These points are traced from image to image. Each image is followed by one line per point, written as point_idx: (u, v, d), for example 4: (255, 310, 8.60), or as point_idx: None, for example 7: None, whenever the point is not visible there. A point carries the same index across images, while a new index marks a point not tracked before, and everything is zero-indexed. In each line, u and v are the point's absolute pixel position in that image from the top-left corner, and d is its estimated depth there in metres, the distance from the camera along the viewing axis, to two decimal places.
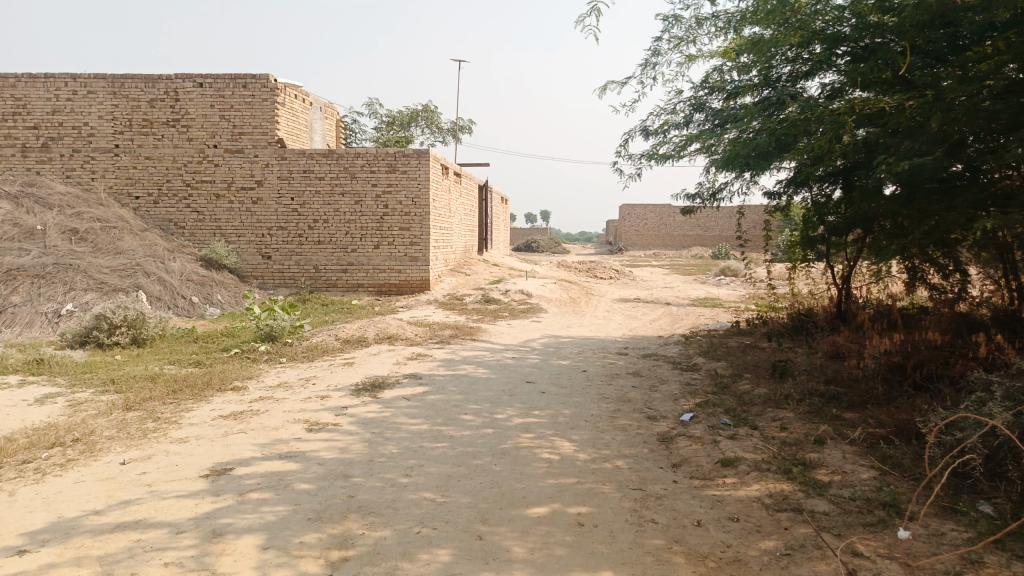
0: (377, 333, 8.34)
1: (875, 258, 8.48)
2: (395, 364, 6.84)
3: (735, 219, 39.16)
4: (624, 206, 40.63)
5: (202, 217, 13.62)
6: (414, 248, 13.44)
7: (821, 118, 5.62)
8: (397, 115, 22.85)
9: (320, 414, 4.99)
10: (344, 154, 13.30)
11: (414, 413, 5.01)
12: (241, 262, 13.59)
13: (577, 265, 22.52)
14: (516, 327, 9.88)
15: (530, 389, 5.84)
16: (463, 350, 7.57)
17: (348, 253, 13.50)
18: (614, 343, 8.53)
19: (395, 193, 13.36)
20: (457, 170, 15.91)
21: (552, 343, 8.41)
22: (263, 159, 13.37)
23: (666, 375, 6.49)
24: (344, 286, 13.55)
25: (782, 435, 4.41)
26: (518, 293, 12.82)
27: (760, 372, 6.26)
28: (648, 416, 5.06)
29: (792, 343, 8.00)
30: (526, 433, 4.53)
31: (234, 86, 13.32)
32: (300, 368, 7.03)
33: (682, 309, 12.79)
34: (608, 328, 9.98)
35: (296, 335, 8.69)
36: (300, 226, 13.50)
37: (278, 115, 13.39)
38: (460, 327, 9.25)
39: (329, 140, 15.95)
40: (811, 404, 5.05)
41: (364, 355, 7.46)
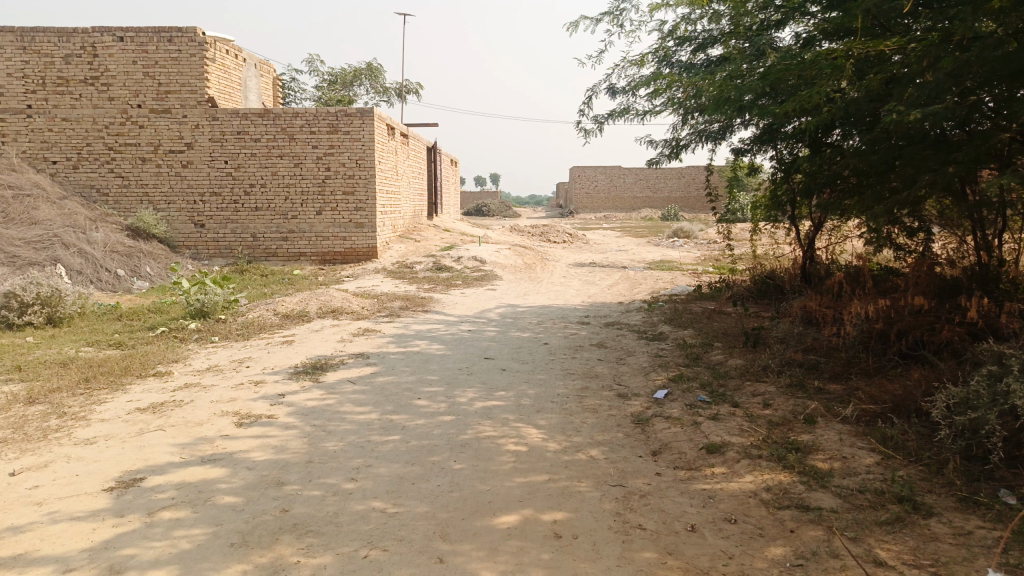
0: (321, 307, 7.72)
1: (840, 217, 8.20)
2: (341, 341, 6.27)
3: (683, 180, 39.16)
4: (574, 168, 40.17)
5: (127, 183, 12.61)
6: (359, 214, 12.72)
7: (808, 68, 5.14)
8: (339, 73, 21.75)
9: (253, 404, 4.41)
10: (281, 113, 12.41)
11: (360, 399, 4.47)
12: (171, 231, 12.67)
13: (530, 228, 22.05)
14: (470, 296, 9.38)
15: (490, 366, 5.35)
16: (415, 323, 7.03)
17: (288, 220, 12.71)
18: (575, 312, 8.09)
19: (338, 155, 12.56)
20: (405, 130, 15.13)
21: (509, 313, 7.94)
22: (192, 119, 12.39)
23: (633, 346, 6.08)
24: (285, 255, 12.79)
25: (768, 413, 4.02)
26: (470, 259, 12.27)
27: (733, 340, 5.90)
28: (620, 394, 4.64)
29: (760, 307, 7.68)
30: (487, 420, 4.05)
31: (157, 40, 12.23)
32: (234, 348, 6.40)
33: (640, 272, 12.45)
34: (566, 295, 9.56)
35: (231, 311, 8.01)
36: (236, 192, 12.62)
37: (208, 71, 12.39)
38: (411, 297, 8.70)
39: (265, 99, 14.95)
40: (792, 376, 4.69)
41: (306, 331, 6.85)
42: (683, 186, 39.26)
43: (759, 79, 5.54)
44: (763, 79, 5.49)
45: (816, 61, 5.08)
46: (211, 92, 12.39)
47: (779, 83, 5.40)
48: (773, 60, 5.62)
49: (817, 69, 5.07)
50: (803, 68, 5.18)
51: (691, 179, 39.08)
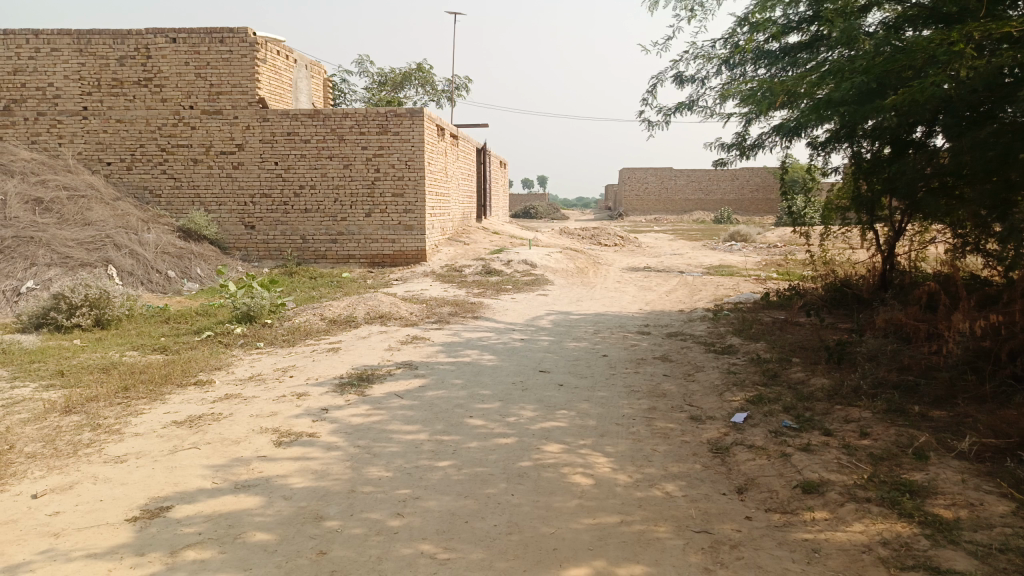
0: (368, 312, 7.43)
1: (925, 220, 7.53)
2: (388, 349, 5.95)
3: (737, 182, 38.14)
4: (624, 170, 39.50)
5: (179, 184, 12.61)
6: (408, 216, 12.46)
7: (927, 55, 4.56)
8: (390, 75, 21.65)
9: (294, 421, 4.09)
10: (331, 114, 12.25)
11: (408, 416, 4.12)
12: (222, 233, 12.62)
13: (580, 231, 21.58)
14: (521, 302, 9.00)
15: (547, 381, 4.94)
16: (466, 331, 6.67)
17: (337, 222, 12.54)
18: (634, 320, 7.63)
19: (388, 155, 12.34)
20: (455, 131, 14.87)
21: (563, 321, 7.53)
22: (244, 120, 12.33)
23: (701, 360, 5.61)
24: (334, 258, 12.61)
25: (868, 445, 3.53)
26: (521, 263, 11.90)
27: (814, 357, 5.37)
28: (692, 417, 4.18)
29: (838, 319, 7.07)
30: (548, 445, 3.64)
31: (210, 41, 12.21)
32: (278, 355, 6.14)
33: (698, 278, 11.89)
34: (623, 302, 9.09)
35: (276, 315, 7.78)
36: (285, 193, 12.51)
37: (259, 72, 12.31)
38: (460, 302, 8.35)
39: (317, 100, 14.88)
40: (889, 401, 4.17)
41: (352, 338, 6.55)
42: (736, 188, 38.24)
43: (855, 68, 5.04)
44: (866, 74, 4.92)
45: (923, 47, 4.56)
46: (263, 93, 12.31)
47: (885, 80, 4.85)
48: (871, 52, 5.09)
49: (932, 58, 4.53)
50: (914, 58, 4.66)
51: (745, 181, 38.02)
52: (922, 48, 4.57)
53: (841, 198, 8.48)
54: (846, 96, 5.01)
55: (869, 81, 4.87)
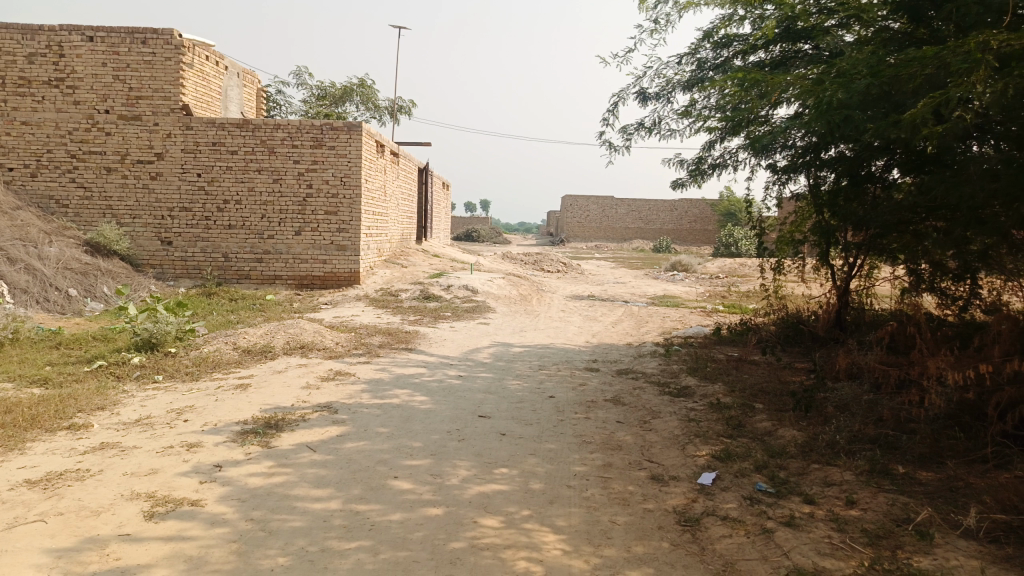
0: (288, 342, 6.66)
1: (883, 257, 7.22)
2: (306, 387, 5.23)
3: (677, 213, 38.53)
4: (567, 196, 39.45)
5: (88, 194, 11.54)
6: (341, 236, 11.70)
7: (940, 62, 3.89)
8: (329, 88, 20.90)
9: (175, 481, 3.34)
10: (261, 125, 11.45)
11: (321, 475, 3.44)
12: (135, 248, 11.59)
13: (523, 256, 21.10)
14: (460, 331, 8.37)
15: (487, 429, 4.32)
16: (396, 365, 5.99)
17: (263, 240, 11.67)
18: (581, 355, 7.09)
19: (321, 171, 11.58)
20: (395, 149, 14.21)
21: (505, 354, 6.94)
22: (164, 128, 11.41)
23: (656, 404, 5.09)
24: (258, 278, 11.72)
25: (858, 519, 3.03)
26: (461, 289, 11.28)
27: (780, 404, 4.91)
28: (653, 477, 3.63)
29: (795, 358, 6.70)
30: (485, 518, 3.01)
31: (130, 41, 11.28)
32: (178, 391, 5.34)
33: (645, 308, 11.48)
34: (568, 333, 8.57)
35: (185, 342, 6.93)
36: (207, 207, 11.59)
37: (183, 77, 11.43)
38: (393, 331, 7.66)
39: (248, 111, 14.02)
40: (872, 460, 3.70)
41: (266, 372, 5.80)
42: (675, 219, 38.57)
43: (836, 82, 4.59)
44: (868, 78, 4.35)
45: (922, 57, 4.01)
46: (186, 100, 11.43)
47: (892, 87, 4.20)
48: (870, 52, 4.57)
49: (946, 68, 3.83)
50: (923, 67, 3.98)
51: (684, 212, 38.45)
52: (933, 53, 3.90)
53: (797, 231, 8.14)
54: (851, 99, 4.44)
55: (877, 85, 4.28)
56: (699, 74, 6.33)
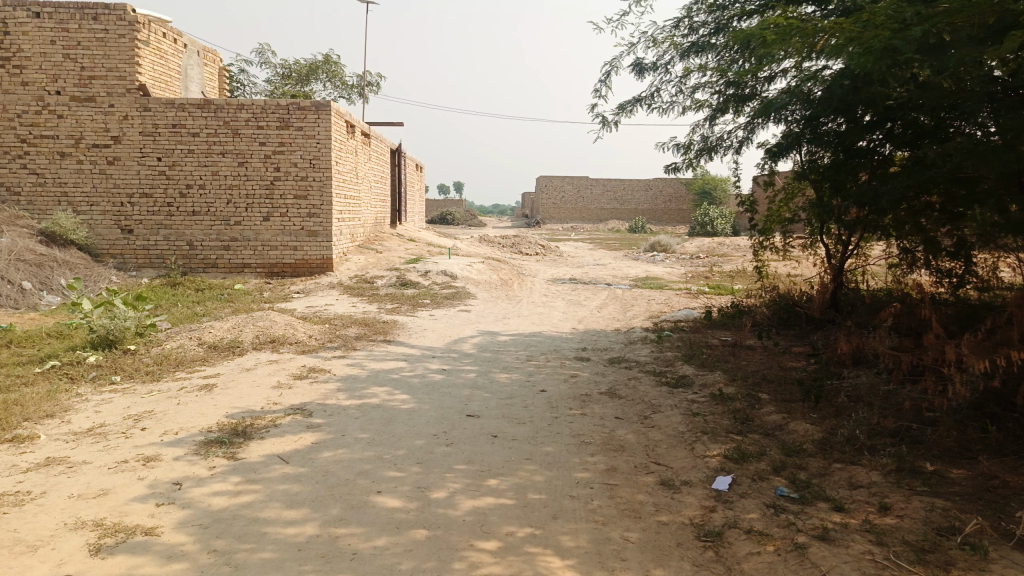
0: (257, 336, 6.23)
1: (877, 235, 6.97)
2: (277, 386, 4.82)
3: (652, 192, 38.33)
4: (541, 177, 38.99)
5: (41, 180, 10.90)
6: (312, 221, 11.22)
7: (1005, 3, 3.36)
8: (294, 66, 20.17)
9: (127, 506, 2.93)
10: (224, 105, 10.87)
11: (295, 492, 3.06)
12: (93, 237, 10.99)
13: (500, 239, 20.70)
14: (440, 319, 7.99)
15: (477, 430, 3.97)
16: (373, 359, 5.59)
17: (230, 226, 11.14)
18: (569, 343, 6.75)
19: (289, 153, 11.06)
20: (366, 130, 13.69)
21: (488, 343, 6.59)
22: (120, 109, 10.79)
23: (654, 397, 4.77)
24: (226, 267, 11.20)
25: (896, 528, 2.74)
26: (439, 274, 10.89)
27: (786, 394, 4.62)
28: (663, 482, 3.31)
29: (792, 343, 6.44)
30: (483, 540, 2.66)
31: (81, 18, 10.58)
32: (135, 395, 4.90)
33: (628, 291, 11.18)
34: (553, 319, 8.23)
35: (145, 338, 6.46)
36: (169, 193, 11.01)
37: (140, 55, 10.80)
38: (369, 321, 7.26)
39: (210, 91, 13.39)
40: (897, 458, 3.42)
41: (234, 370, 5.37)
42: (650, 198, 38.38)
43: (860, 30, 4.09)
44: (919, 24, 3.79)
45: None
46: (143, 79, 10.81)
47: (951, 37, 3.68)
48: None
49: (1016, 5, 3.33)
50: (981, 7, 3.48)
51: (658, 192, 38.27)
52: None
53: (788, 209, 7.83)
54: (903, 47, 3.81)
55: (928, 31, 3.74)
56: (692, 46, 6.08)
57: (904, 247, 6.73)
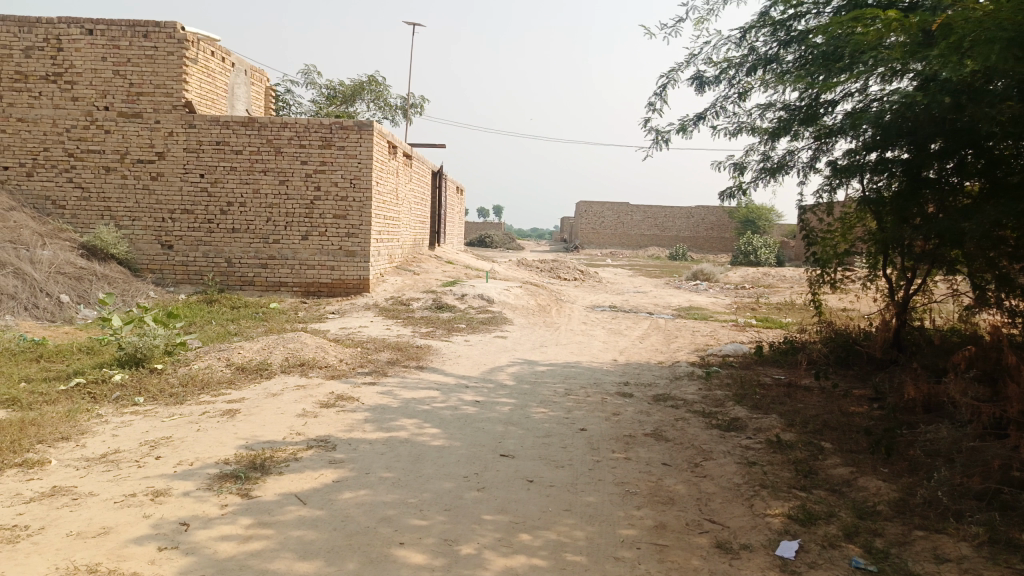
0: (286, 359, 6.01)
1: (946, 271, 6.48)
2: (301, 415, 4.56)
3: (693, 220, 37.75)
4: (581, 202, 38.73)
5: (86, 194, 10.99)
6: (350, 241, 11.07)
7: None
8: (339, 87, 20.33)
9: (127, 549, 2.67)
10: (266, 123, 10.86)
11: (309, 541, 2.76)
12: (134, 252, 11.01)
13: (539, 263, 20.42)
14: (475, 346, 7.70)
15: (511, 473, 3.64)
16: (404, 387, 5.31)
17: (268, 244, 11.05)
18: (611, 376, 6.39)
19: (330, 172, 10.97)
20: (408, 151, 13.58)
21: (526, 374, 6.26)
22: (166, 126, 10.84)
23: (705, 442, 4.38)
24: (263, 285, 11.10)
25: None
26: (476, 298, 10.62)
27: (851, 444, 4.20)
28: (720, 545, 2.93)
29: (853, 385, 5.99)
30: None
31: (131, 35, 10.71)
32: (157, 418, 4.68)
33: (671, 321, 10.76)
34: (593, 350, 7.88)
35: (173, 357, 6.29)
36: (210, 210, 10.99)
37: (187, 73, 10.87)
38: (402, 346, 7.00)
39: (255, 110, 13.45)
40: (991, 527, 2.99)
41: (259, 395, 5.13)
42: (691, 226, 37.82)
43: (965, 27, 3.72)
44: None
45: None
46: (189, 96, 10.86)
47: None
48: None
49: None
50: None
51: (700, 219, 37.67)
52: None
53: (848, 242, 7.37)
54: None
55: None
56: (753, 64, 5.89)
57: (976, 285, 6.23)
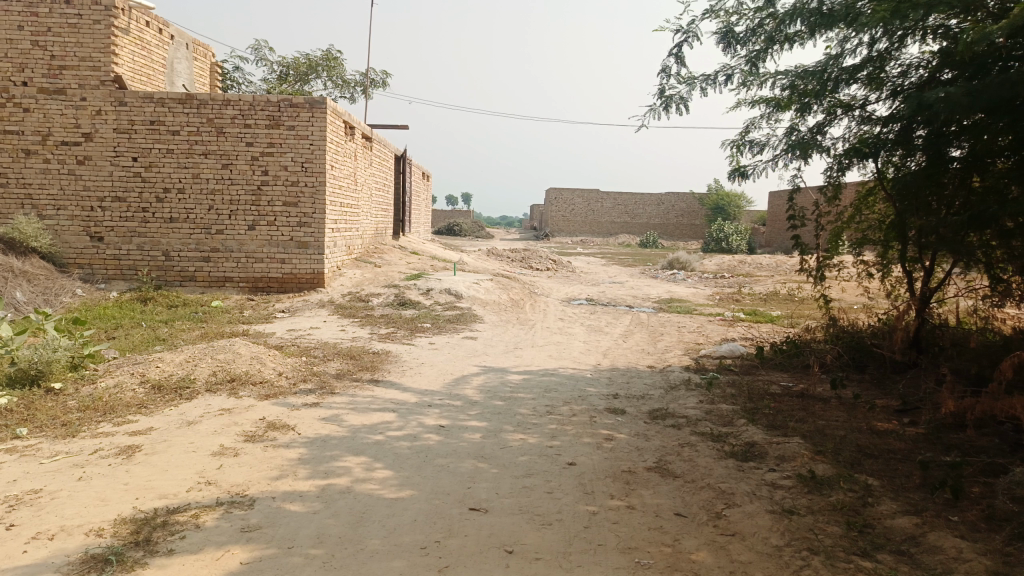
0: (213, 375, 5.04)
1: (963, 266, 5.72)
2: (218, 454, 3.62)
3: (664, 207, 37.14)
4: (551, 190, 37.77)
5: (3, 180, 9.78)
6: (303, 231, 10.05)
7: None
8: (292, 64, 19.12)
9: None
10: (207, 100, 9.76)
11: None
12: (59, 245, 9.85)
13: (509, 252, 19.48)
14: (440, 349, 6.79)
15: (483, 540, 2.77)
16: (352, 410, 4.39)
17: (211, 235, 9.97)
18: (597, 386, 5.53)
19: (279, 155, 9.92)
20: (368, 133, 12.56)
21: (497, 385, 5.38)
22: (93, 103, 9.68)
23: (721, 479, 3.55)
24: (205, 280, 10.03)
25: None
26: (442, 293, 9.72)
27: (902, 481, 3.41)
28: None
29: (874, 395, 5.22)
30: None
31: (51, 0, 9.47)
32: (34, 460, 3.69)
33: (654, 316, 9.94)
34: (573, 352, 7.02)
35: (79, 372, 5.27)
36: (145, 197, 9.88)
37: (117, 44, 9.71)
38: (354, 353, 6.05)
39: (198, 88, 12.28)
40: None
41: (172, 425, 4.17)
42: (662, 213, 37.24)
43: None
44: None
45: None
46: (120, 71, 9.70)
47: None
48: None
49: None
50: None
51: (670, 206, 37.08)
52: None
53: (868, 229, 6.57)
54: None
55: None
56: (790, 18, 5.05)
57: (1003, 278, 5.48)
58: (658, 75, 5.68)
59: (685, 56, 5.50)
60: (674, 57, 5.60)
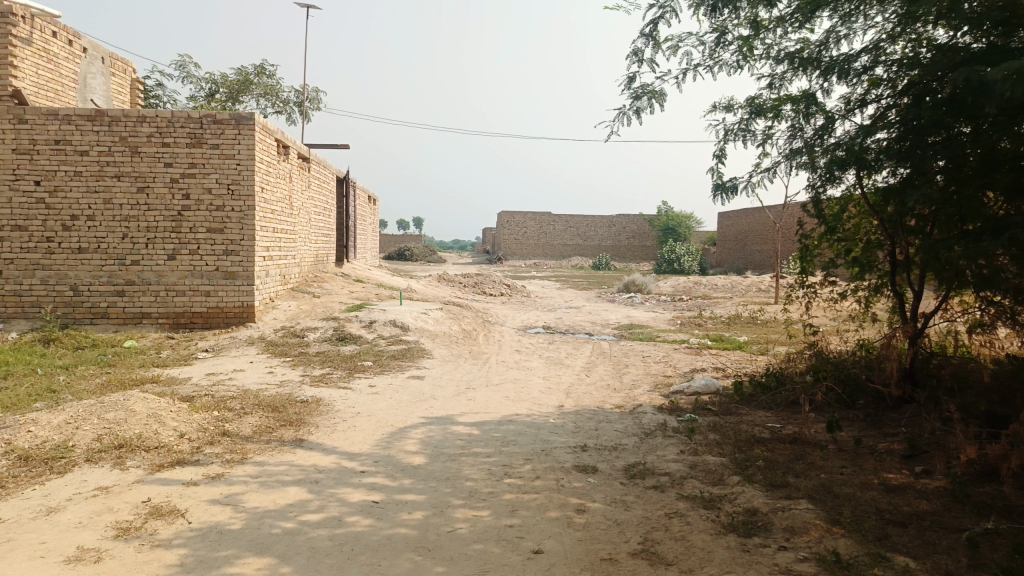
0: (98, 441, 4.13)
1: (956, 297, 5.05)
2: (73, 561, 2.73)
3: (615, 229, 36.95)
4: (502, 212, 37.14)
5: None
6: (230, 260, 9.12)
7: None
8: (222, 81, 18.15)
9: None
10: (120, 117, 8.80)
11: None
12: None
13: (460, 278, 18.72)
14: (380, 393, 5.96)
15: None
16: (262, 485, 3.54)
17: (125, 267, 8.96)
18: (561, 436, 4.79)
19: (203, 177, 9.01)
20: (303, 153, 11.69)
21: (444, 439, 4.59)
22: None
23: (724, 566, 2.82)
24: (119, 317, 9.00)
25: None
26: (386, 325, 8.91)
27: (949, 565, 2.73)
28: None
29: (874, 439, 4.61)
30: None
31: None
32: None
33: (615, 346, 9.27)
34: (530, 392, 6.26)
35: None
36: (49, 226, 8.81)
37: (18, 57, 8.69)
38: (277, 403, 5.18)
39: (116, 105, 11.24)
40: None
41: (26, 514, 3.25)
42: (614, 235, 37.04)
43: None
44: None
45: None
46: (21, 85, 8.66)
47: None
48: None
49: None
50: None
51: (621, 228, 36.92)
52: None
53: (854, 254, 5.95)
54: None
55: None
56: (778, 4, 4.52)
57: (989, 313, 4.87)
58: (629, 58, 5.08)
59: (660, 35, 4.90)
60: (646, 37, 4.99)
